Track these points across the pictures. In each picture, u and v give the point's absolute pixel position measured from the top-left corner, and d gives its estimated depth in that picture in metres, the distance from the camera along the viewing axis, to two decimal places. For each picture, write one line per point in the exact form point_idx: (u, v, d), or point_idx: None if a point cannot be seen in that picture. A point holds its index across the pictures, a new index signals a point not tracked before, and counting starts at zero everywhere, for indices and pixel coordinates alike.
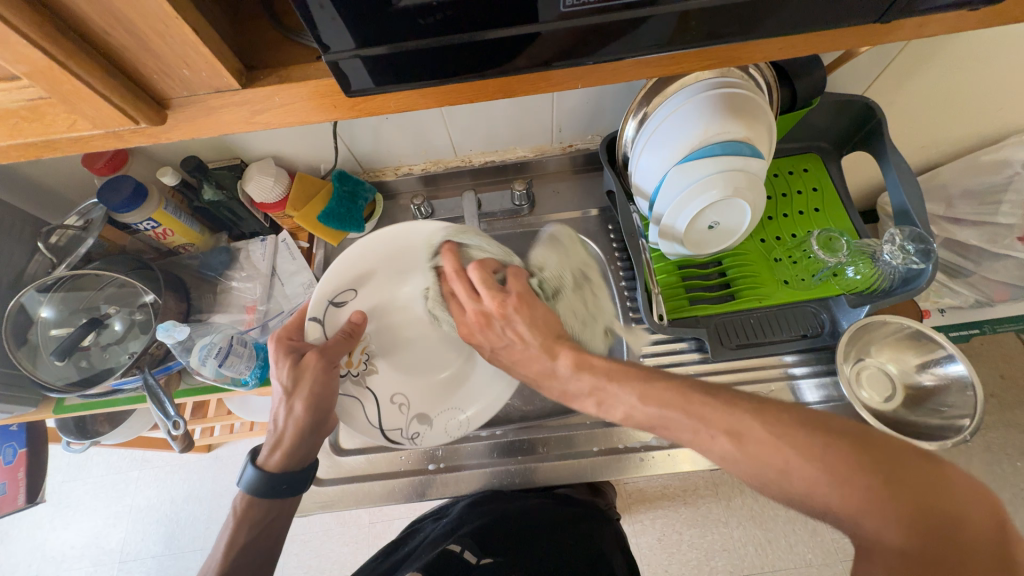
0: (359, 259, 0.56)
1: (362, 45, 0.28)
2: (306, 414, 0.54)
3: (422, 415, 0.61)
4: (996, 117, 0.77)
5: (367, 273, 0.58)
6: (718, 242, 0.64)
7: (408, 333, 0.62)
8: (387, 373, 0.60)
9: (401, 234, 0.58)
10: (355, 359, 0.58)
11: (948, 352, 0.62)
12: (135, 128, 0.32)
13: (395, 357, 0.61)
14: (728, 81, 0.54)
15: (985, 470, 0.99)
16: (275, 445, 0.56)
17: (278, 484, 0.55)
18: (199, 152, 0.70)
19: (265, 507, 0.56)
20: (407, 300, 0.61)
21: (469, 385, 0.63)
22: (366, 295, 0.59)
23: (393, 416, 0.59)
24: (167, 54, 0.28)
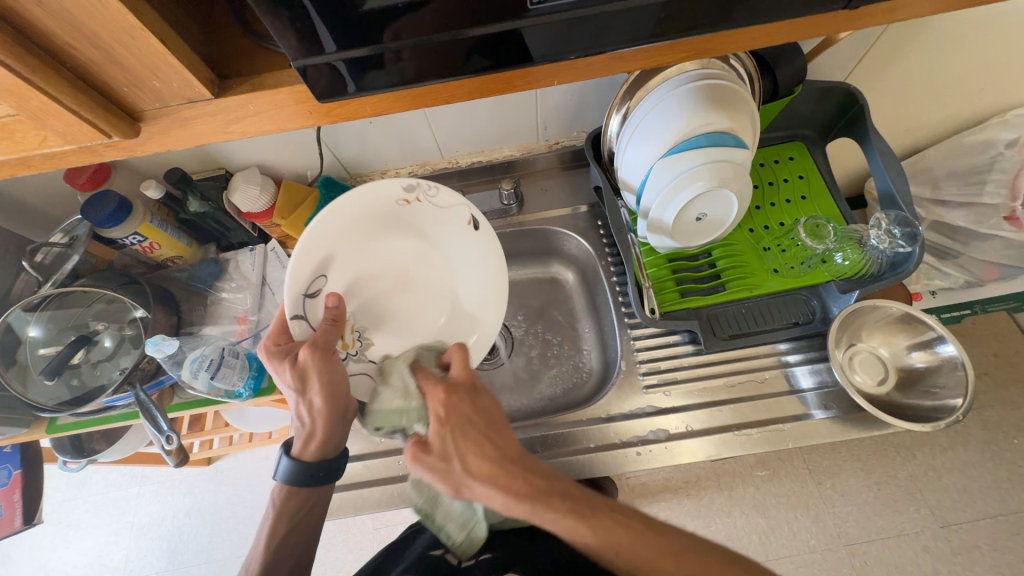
0: (317, 241, 0.51)
1: (337, 48, 0.28)
2: (324, 407, 0.53)
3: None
4: (977, 98, 0.77)
5: (328, 253, 0.53)
6: (706, 233, 0.64)
7: (390, 300, 0.61)
8: (383, 341, 0.61)
9: (356, 202, 0.53)
10: (348, 343, 0.57)
11: (939, 333, 0.62)
12: (108, 142, 0.31)
13: (386, 326, 0.61)
14: (709, 72, 0.54)
15: (982, 449, 1.00)
16: (305, 437, 0.55)
17: (315, 472, 0.56)
18: (182, 163, 0.69)
19: (303, 496, 0.57)
20: (376, 268, 0.59)
21: (461, 329, 0.65)
22: (336, 277, 0.55)
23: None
24: (135, 65, 0.28)
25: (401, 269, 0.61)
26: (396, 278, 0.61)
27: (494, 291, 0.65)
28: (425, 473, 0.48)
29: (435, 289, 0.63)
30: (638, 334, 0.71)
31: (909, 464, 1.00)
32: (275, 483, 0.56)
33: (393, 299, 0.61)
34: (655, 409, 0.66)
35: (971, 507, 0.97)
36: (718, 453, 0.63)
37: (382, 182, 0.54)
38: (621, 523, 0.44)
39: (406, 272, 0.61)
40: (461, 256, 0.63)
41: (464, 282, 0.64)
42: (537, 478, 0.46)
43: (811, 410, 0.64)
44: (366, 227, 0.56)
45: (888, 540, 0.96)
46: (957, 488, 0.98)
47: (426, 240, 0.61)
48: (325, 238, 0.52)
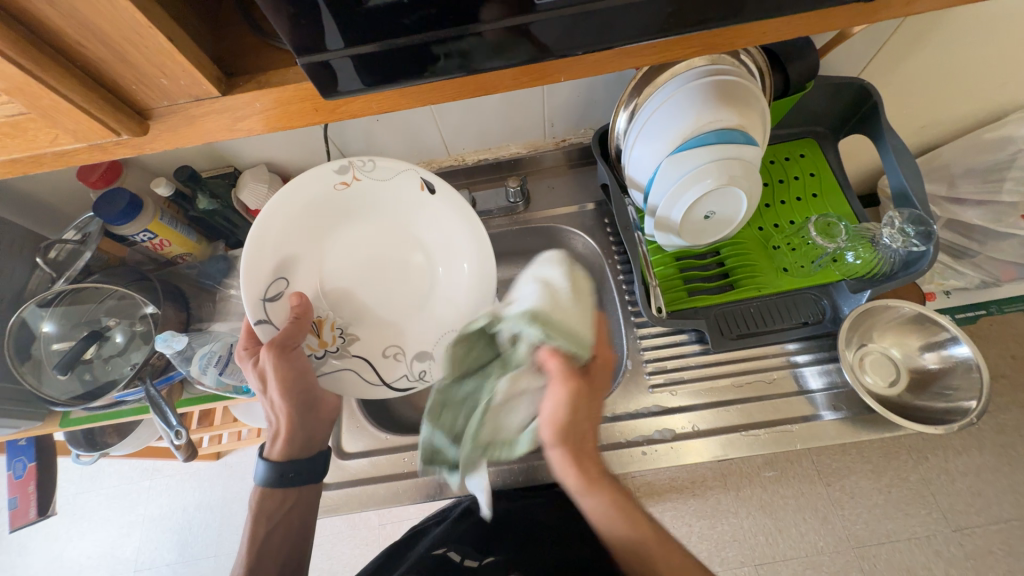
0: (267, 246, 0.56)
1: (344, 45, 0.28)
2: (285, 404, 0.54)
3: (423, 352, 0.62)
4: (997, 94, 0.75)
5: (281, 254, 0.57)
6: (715, 231, 0.63)
7: (363, 290, 0.62)
8: (368, 329, 0.62)
9: (294, 199, 0.57)
10: (327, 340, 0.60)
11: (953, 334, 0.61)
12: (118, 140, 0.32)
13: (366, 316, 0.62)
14: (718, 68, 0.53)
15: (997, 452, 0.98)
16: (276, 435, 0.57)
17: (286, 473, 0.55)
18: (192, 161, 0.70)
19: (280, 499, 0.55)
20: (342, 263, 0.62)
21: (447, 302, 0.63)
22: (300, 277, 0.59)
23: (390, 364, 0.62)
24: (143, 63, 0.28)
25: (368, 254, 0.63)
26: (362, 264, 0.62)
27: (467, 252, 0.62)
28: (549, 411, 0.50)
29: (408, 265, 0.63)
30: (644, 333, 0.70)
31: (921, 467, 0.99)
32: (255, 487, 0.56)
33: (367, 288, 0.62)
34: (661, 409, 0.66)
35: (985, 511, 0.95)
36: (725, 454, 0.62)
37: (313, 172, 0.58)
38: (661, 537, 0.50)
39: (373, 256, 0.63)
40: (423, 225, 0.63)
41: (435, 251, 0.64)
42: (609, 480, 0.52)
43: (820, 411, 0.63)
44: (314, 218, 0.59)
45: (899, 543, 0.95)
46: (971, 492, 0.96)
47: (383, 220, 0.63)
48: (275, 239, 0.57)
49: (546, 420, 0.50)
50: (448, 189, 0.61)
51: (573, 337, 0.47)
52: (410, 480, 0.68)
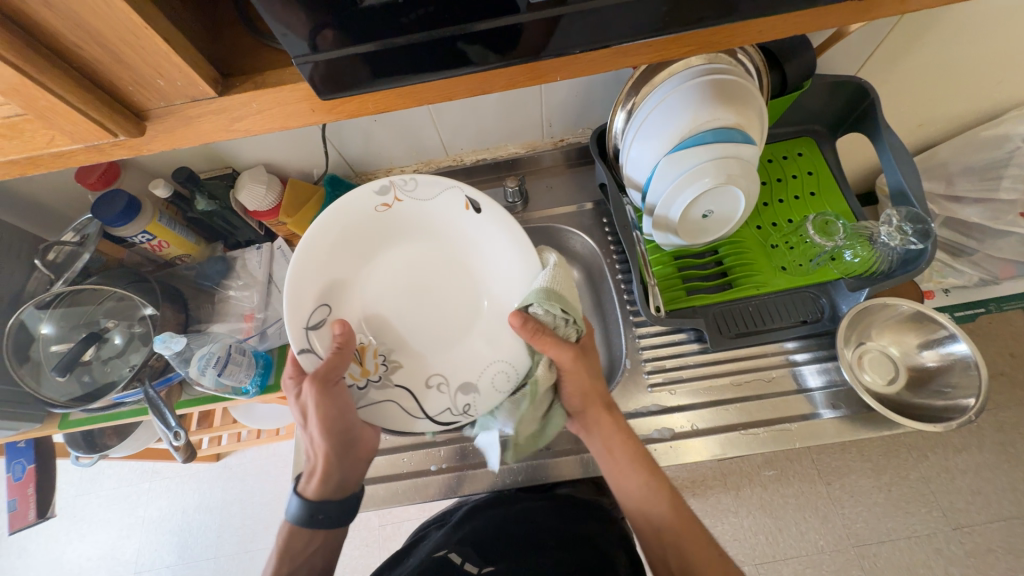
0: (308, 272, 0.53)
1: (339, 46, 0.28)
2: (326, 441, 0.53)
3: (469, 384, 0.58)
4: (994, 92, 0.76)
5: (324, 279, 0.55)
6: (713, 230, 0.63)
7: (404, 315, 0.59)
8: (411, 359, 0.59)
9: (337, 220, 0.55)
10: (369, 369, 0.57)
11: (950, 332, 0.61)
12: (114, 141, 0.32)
13: (407, 344, 0.59)
14: (716, 67, 0.53)
15: (996, 450, 0.98)
16: (311, 472, 0.54)
17: (316, 513, 0.53)
18: (190, 162, 0.70)
19: (308, 538, 0.53)
20: (382, 287, 0.59)
21: (492, 327, 0.60)
22: (341, 304, 0.56)
23: (432, 397, 0.58)
24: (140, 64, 0.28)
25: (409, 278, 0.60)
26: (405, 290, 0.60)
27: (513, 272, 0.59)
28: (570, 382, 0.56)
29: (452, 290, 0.61)
30: (643, 332, 0.70)
31: (921, 465, 0.99)
32: (285, 522, 0.54)
33: (409, 315, 0.60)
34: (660, 408, 0.66)
35: (985, 509, 0.95)
36: (724, 452, 0.62)
37: (355, 193, 0.55)
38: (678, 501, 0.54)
39: (415, 280, 0.60)
40: (467, 247, 0.61)
41: (479, 273, 0.61)
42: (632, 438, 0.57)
43: (819, 409, 0.63)
44: (358, 240, 0.57)
45: (899, 542, 0.95)
46: (971, 490, 0.97)
47: (426, 241, 0.60)
48: (319, 263, 0.54)
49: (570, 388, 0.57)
50: (492, 206, 0.58)
51: (575, 308, 0.54)
52: (408, 479, 0.68)
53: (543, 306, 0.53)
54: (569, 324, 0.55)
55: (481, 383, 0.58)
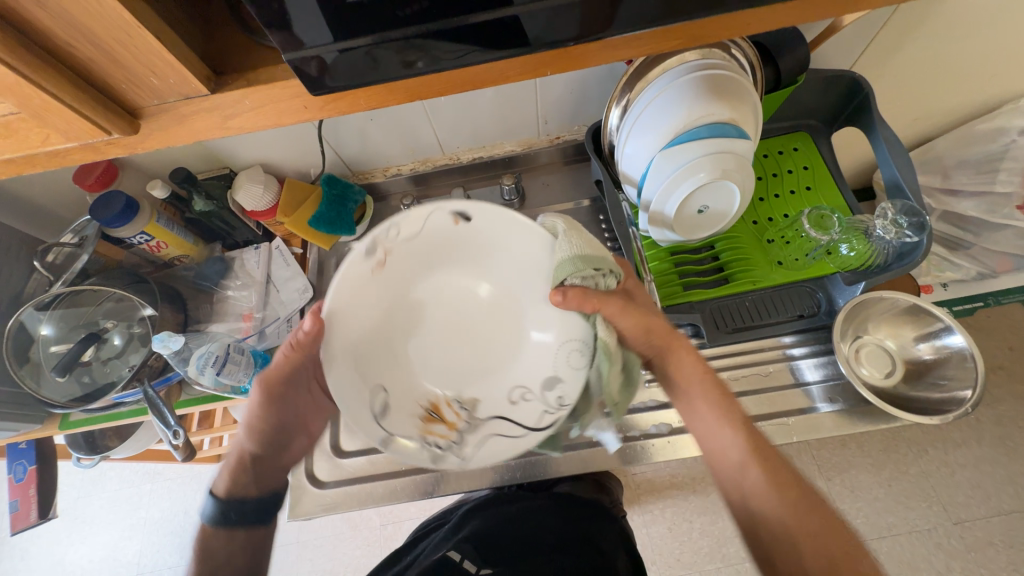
0: (347, 381, 0.45)
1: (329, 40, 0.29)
2: (255, 442, 0.54)
3: (552, 378, 0.50)
4: (988, 86, 0.76)
5: (365, 372, 0.47)
6: (709, 226, 0.63)
7: (457, 348, 0.51)
8: (490, 390, 0.51)
9: (341, 307, 0.45)
10: (454, 422, 0.50)
11: (946, 324, 0.61)
12: (109, 139, 0.32)
13: (476, 373, 0.51)
14: (709, 63, 0.53)
15: (996, 443, 0.98)
16: (226, 466, 0.53)
17: (229, 511, 0.51)
18: (188, 162, 0.71)
19: (226, 537, 0.51)
20: (426, 339, 0.51)
21: (550, 316, 0.50)
22: (392, 383, 0.49)
23: (524, 410, 0.50)
24: (133, 62, 0.29)
25: (446, 316, 0.51)
26: (445, 323, 0.52)
27: (541, 269, 0.49)
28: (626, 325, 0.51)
29: (490, 295, 0.52)
30: None
31: (921, 460, 0.99)
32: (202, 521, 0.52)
33: (463, 347, 0.51)
34: (659, 403, 0.66)
35: (986, 504, 0.95)
36: None
37: (341, 271, 0.45)
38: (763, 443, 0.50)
39: (454, 315, 0.52)
40: (480, 256, 0.50)
41: (503, 260, 0.50)
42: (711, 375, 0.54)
43: (816, 403, 0.63)
44: (371, 308, 0.47)
45: (899, 537, 0.95)
46: (971, 484, 0.97)
47: (437, 273, 0.51)
48: (352, 357, 0.46)
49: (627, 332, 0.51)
50: (479, 205, 0.47)
51: (604, 259, 0.49)
52: (409, 477, 0.65)
53: (579, 275, 0.46)
54: (607, 276, 0.49)
55: (565, 373, 0.49)
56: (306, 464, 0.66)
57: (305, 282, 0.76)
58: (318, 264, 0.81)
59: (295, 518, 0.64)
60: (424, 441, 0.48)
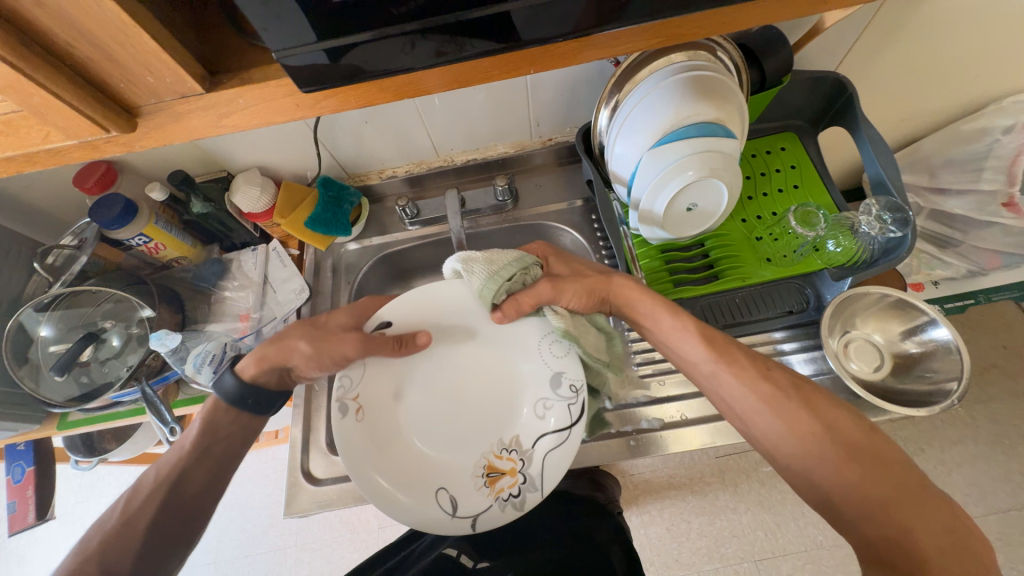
0: (406, 501, 0.54)
1: (320, 38, 0.30)
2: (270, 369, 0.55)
3: (556, 374, 0.58)
4: (972, 86, 0.77)
5: (419, 487, 0.55)
6: (698, 223, 0.64)
7: (472, 406, 0.60)
8: (522, 427, 0.58)
9: (359, 459, 0.54)
10: (511, 468, 0.56)
11: (931, 317, 0.62)
12: (107, 137, 0.33)
13: (499, 410, 0.59)
14: (695, 64, 0.54)
15: (992, 441, 0.99)
16: (261, 356, 0.54)
17: (247, 397, 0.53)
18: (186, 165, 0.72)
19: (233, 417, 0.54)
20: (448, 424, 0.59)
21: (521, 348, 0.60)
22: (445, 473, 0.56)
23: (554, 413, 0.57)
24: (130, 62, 0.30)
25: (444, 396, 0.60)
26: (447, 400, 0.60)
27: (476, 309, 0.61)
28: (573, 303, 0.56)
29: (467, 360, 0.62)
30: None
31: (917, 458, 0.99)
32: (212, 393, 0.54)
33: (470, 412, 0.60)
34: (650, 399, 0.66)
35: (982, 502, 0.95)
36: (714, 441, 0.63)
37: (338, 443, 0.53)
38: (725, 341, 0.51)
39: (448, 392, 0.60)
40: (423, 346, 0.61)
41: (451, 330, 0.62)
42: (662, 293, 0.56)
43: None
44: (384, 433, 0.57)
45: None
46: (967, 483, 0.97)
47: (406, 382, 0.60)
48: (401, 480, 0.55)
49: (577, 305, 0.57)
50: (391, 307, 0.61)
51: (512, 260, 0.57)
52: None
53: (498, 290, 0.55)
54: (524, 268, 0.57)
55: (561, 365, 0.58)
56: (303, 461, 0.68)
57: (302, 283, 0.77)
58: (315, 265, 0.82)
59: (291, 515, 0.64)
60: (498, 500, 0.55)
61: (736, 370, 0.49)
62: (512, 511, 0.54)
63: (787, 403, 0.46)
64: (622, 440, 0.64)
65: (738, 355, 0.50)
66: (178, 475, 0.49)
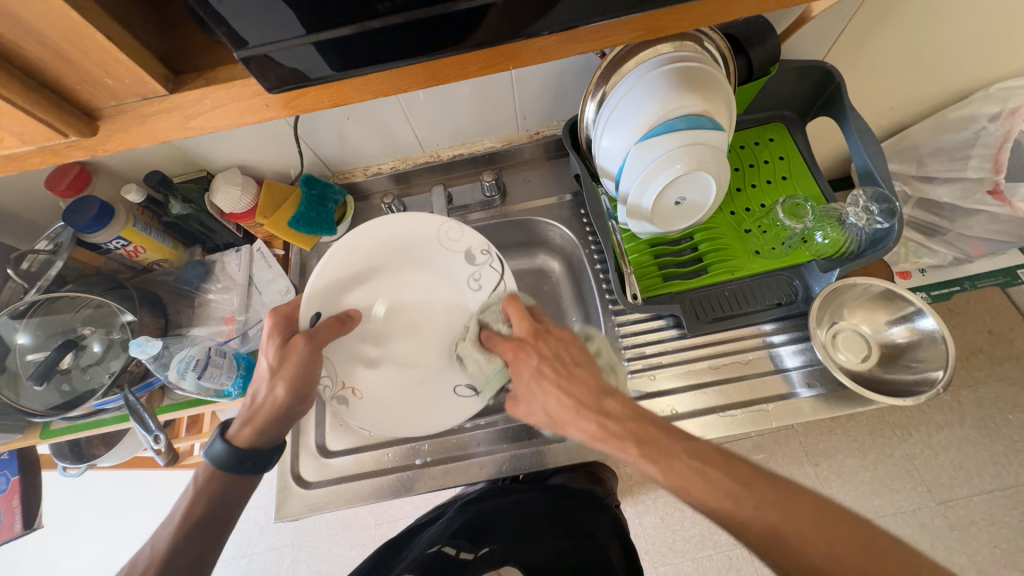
0: (450, 409, 0.61)
1: (308, 30, 0.29)
2: (256, 431, 0.53)
3: (468, 251, 0.64)
4: (960, 74, 0.77)
5: (440, 401, 0.62)
6: (685, 217, 0.64)
7: (424, 314, 0.64)
8: (472, 304, 0.65)
9: (394, 422, 0.60)
10: None
11: (918, 307, 0.63)
12: (67, 141, 0.32)
13: (441, 295, 0.65)
14: (681, 55, 0.53)
15: (978, 425, 1.00)
16: (248, 417, 0.53)
17: (242, 461, 0.51)
18: (163, 166, 0.70)
19: (227, 481, 0.51)
20: (425, 339, 0.64)
21: (419, 250, 0.64)
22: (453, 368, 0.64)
23: (486, 275, 0.64)
24: (86, 63, 0.29)
25: (403, 328, 0.64)
26: (403, 326, 0.64)
27: (361, 247, 0.61)
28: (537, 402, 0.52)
29: (391, 290, 0.64)
30: (623, 320, 0.71)
31: (905, 444, 1.01)
32: (204, 462, 0.52)
33: (428, 326, 0.64)
34: (642, 394, 0.66)
35: (968, 484, 0.97)
36: (704, 435, 0.63)
37: (366, 424, 0.59)
38: (695, 469, 0.42)
39: (402, 322, 0.64)
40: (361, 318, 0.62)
41: (364, 285, 0.62)
42: (611, 421, 0.47)
43: (796, 389, 0.64)
44: (389, 391, 0.62)
45: (887, 518, 0.97)
46: (954, 466, 0.98)
47: (375, 346, 0.62)
48: (425, 408, 0.62)
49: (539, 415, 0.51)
50: (308, 298, 0.57)
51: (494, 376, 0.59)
52: (392, 473, 0.65)
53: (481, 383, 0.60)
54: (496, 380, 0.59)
55: (465, 242, 0.64)
56: (292, 464, 0.67)
57: (287, 284, 0.76)
58: (300, 265, 0.81)
59: (283, 518, 0.64)
60: None
61: (712, 501, 0.41)
62: None
63: (780, 538, 0.38)
64: None
65: (715, 492, 0.41)
66: (168, 554, 0.47)
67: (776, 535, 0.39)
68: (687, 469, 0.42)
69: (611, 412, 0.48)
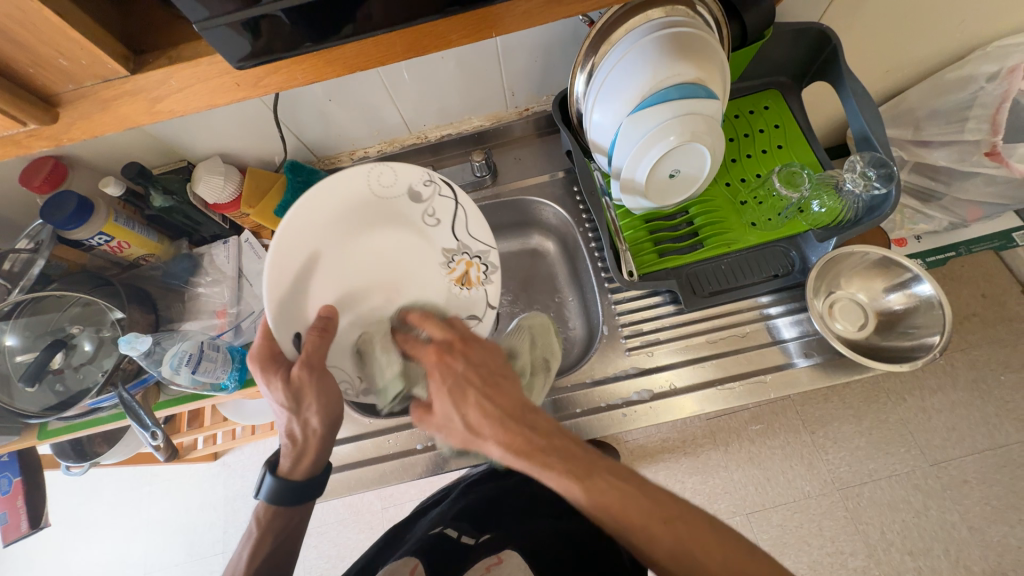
0: None
1: None
2: (308, 460, 0.55)
3: (410, 189, 0.62)
4: (957, 33, 0.75)
5: None
6: (681, 190, 0.63)
7: (391, 265, 0.63)
8: (439, 239, 0.65)
9: None
10: (468, 264, 0.66)
11: (915, 274, 0.62)
12: (26, 128, 0.30)
13: (393, 239, 0.63)
14: (673, 20, 0.51)
15: (970, 387, 1.02)
16: (293, 450, 0.55)
17: (302, 491, 0.54)
18: (141, 157, 0.68)
19: (286, 514, 0.54)
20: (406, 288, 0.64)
21: (354, 210, 0.59)
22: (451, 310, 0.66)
23: (438, 206, 0.63)
24: (36, 44, 0.27)
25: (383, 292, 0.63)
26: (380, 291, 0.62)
27: (298, 243, 0.54)
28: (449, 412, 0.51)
29: (347, 267, 0.59)
30: (619, 298, 0.70)
31: (899, 408, 1.02)
32: (259, 502, 0.54)
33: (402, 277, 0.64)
34: (640, 370, 0.66)
35: (960, 444, 0.99)
36: (703, 408, 0.63)
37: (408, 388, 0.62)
38: (613, 484, 0.43)
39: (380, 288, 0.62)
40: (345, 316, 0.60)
41: (322, 283, 0.57)
42: (534, 436, 0.47)
43: (794, 359, 0.64)
44: None
45: (881, 481, 0.99)
46: (947, 428, 1.00)
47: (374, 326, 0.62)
48: None
49: (452, 428, 0.51)
50: (277, 326, 0.52)
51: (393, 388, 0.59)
52: (394, 458, 0.66)
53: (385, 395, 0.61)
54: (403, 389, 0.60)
55: (402, 182, 0.61)
56: None
57: None
58: None
59: None
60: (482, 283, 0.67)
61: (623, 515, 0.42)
62: (495, 275, 0.67)
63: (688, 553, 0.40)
64: (612, 415, 0.65)
65: (626, 503, 0.42)
66: None
67: (684, 551, 0.40)
68: (606, 484, 0.43)
69: (535, 427, 0.48)
